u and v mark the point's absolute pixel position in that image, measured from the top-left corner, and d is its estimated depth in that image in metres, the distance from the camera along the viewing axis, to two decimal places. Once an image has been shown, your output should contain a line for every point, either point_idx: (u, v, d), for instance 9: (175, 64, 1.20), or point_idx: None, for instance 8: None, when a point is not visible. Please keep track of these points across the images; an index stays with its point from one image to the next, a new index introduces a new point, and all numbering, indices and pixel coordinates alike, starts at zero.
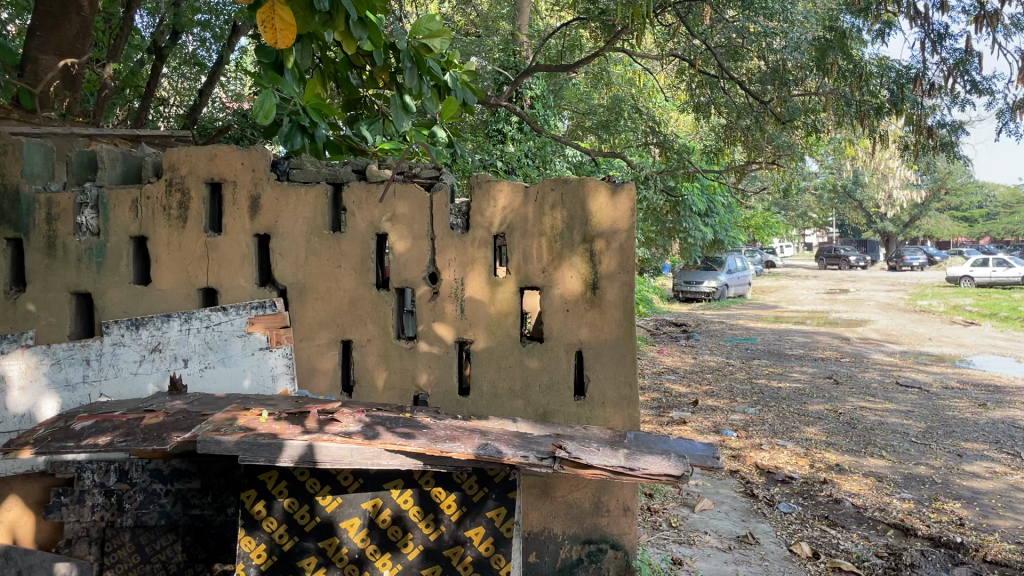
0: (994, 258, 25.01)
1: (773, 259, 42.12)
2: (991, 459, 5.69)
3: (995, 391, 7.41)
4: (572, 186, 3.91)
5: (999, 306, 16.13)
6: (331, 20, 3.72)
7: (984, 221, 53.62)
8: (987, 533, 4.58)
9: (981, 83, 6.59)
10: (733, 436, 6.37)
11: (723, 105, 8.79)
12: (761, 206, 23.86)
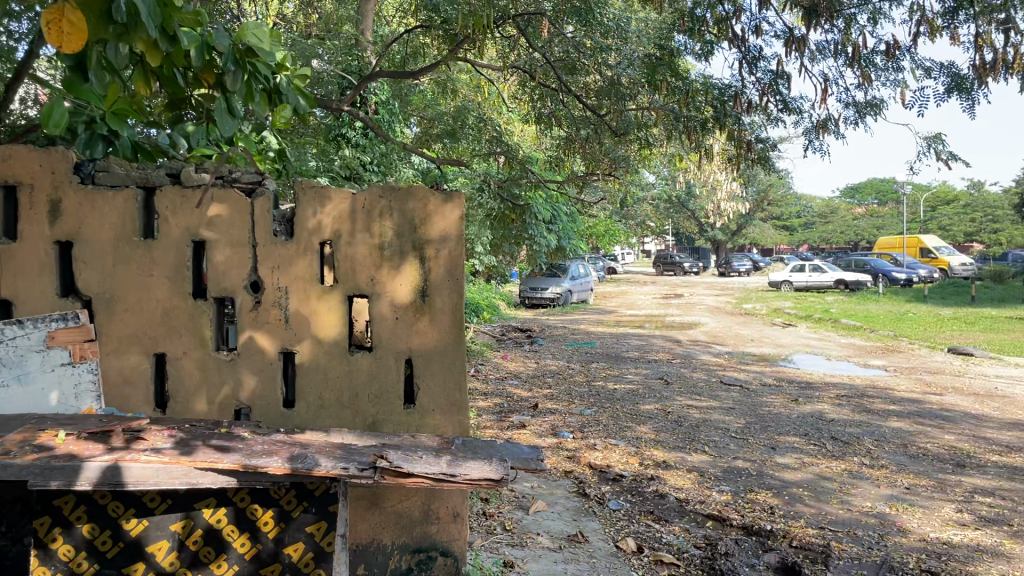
0: (809, 264, 27.18)
1: (616, 266, 43.84)
2: (799, 450, 6.14)
3: (805, 387, 8.02)
4: (401, 194, 3.91)
5: (813, 308, 17.52)
6: (127, 35, 3.46)
7: (803, 230, 58.22)
8: (794, 520, 4.93)
9: (791, 103, 7.15)
10: (569, 437, 6.56)
11: (563, 118, 9.11)
12: (603, 213, 24.77)
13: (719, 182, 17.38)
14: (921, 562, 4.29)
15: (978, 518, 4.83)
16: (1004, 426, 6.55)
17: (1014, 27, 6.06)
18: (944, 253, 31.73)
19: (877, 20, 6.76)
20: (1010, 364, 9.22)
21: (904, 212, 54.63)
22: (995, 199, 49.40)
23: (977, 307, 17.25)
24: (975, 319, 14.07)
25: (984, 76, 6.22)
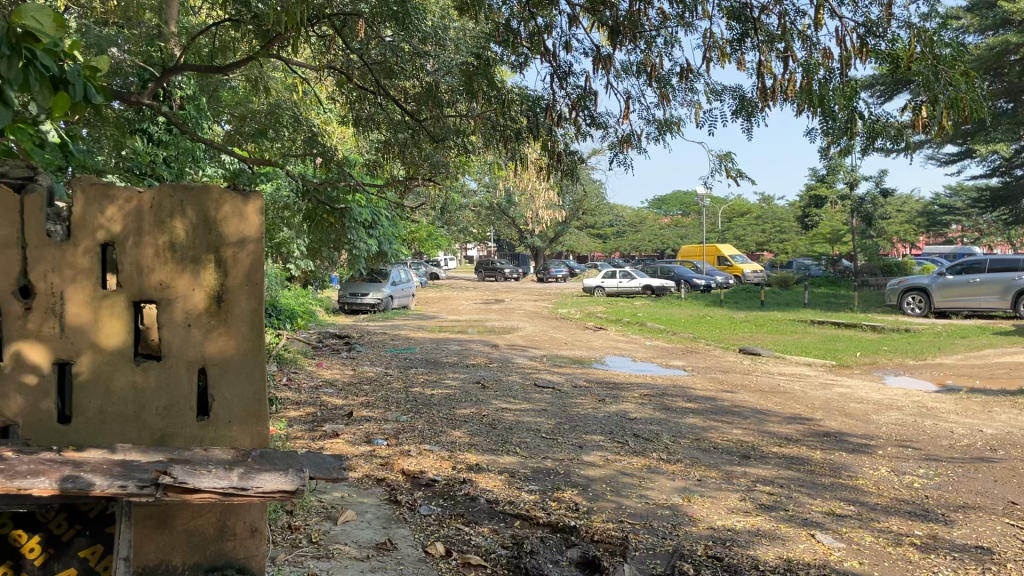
0: (620, 270, 28.62)
1: (437, 272, 44.19)
2: (604, 448, 6.43)
3: (613, 388, 8.42)
4: (195, 194, 3.61)
5: (623, 312, 18.49)
6: None
7: (615, 238, 61.37)
8: (596, 515, 5.15)
9: (597, 118, 7.53)
10: (383, 445, 6.50)
11: (381, 121, 9.05)
12: (425, 219, 24.85)
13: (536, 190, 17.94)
14: (708, 548, 4.60)
15: (759, 505, 5.25)
16: (783, 419, 7.18)
17: (791, 56, 6.68)
18: (739, 261, 34.48)
19: (674, 44, 7.23)
20: (791, 363, 10.14)
21: (705, 224, 58.88)
22: (782, 212, 54.44)
23: (765, 311, 18.90)
24: (763, 322, 15.38)
25: (765, 100, 6.81)
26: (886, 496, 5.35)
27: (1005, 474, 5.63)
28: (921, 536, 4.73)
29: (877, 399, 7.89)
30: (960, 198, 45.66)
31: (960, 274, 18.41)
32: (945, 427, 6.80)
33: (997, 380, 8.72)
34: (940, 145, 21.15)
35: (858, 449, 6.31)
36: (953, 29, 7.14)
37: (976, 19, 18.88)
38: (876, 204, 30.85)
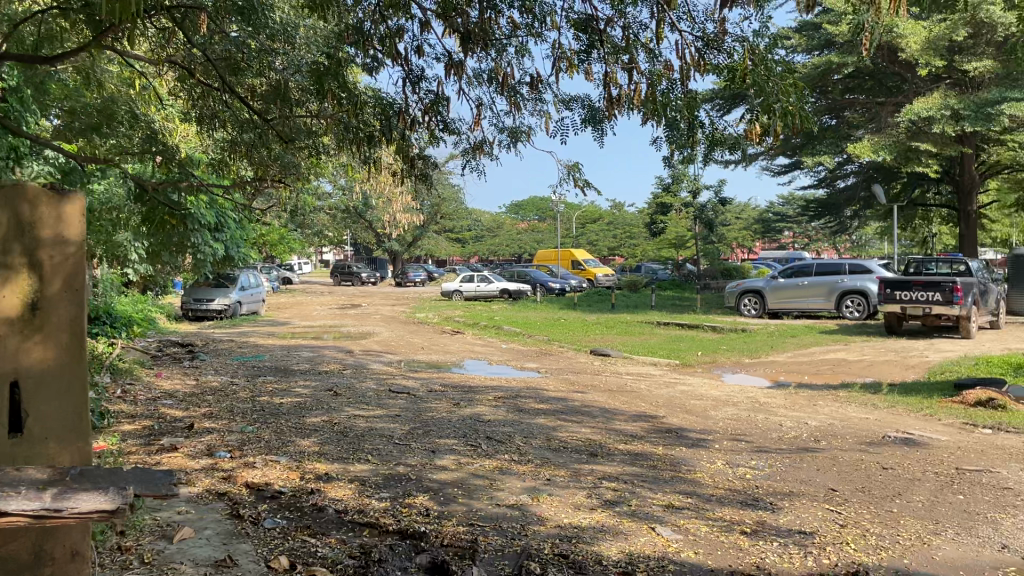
0: (479, 274, 28.73)
1: (290, 276, 43.00)
2: (457, 452, 6.44)
3: (467, 391, 8.47)
4: (4, 191, 3.15)
5: (480, 316, 18.65)
6: None
7: (473, 243, 61.98)
8: (446, 519, 5.14)
9: (451, 123, 7.57)
10: (226, 457, 6.24)
11: (227, 119, 8.67)
12: (276, 222, 24.12)
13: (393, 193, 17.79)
14: (554, 546, 4.69)
15: (604, 502, 5.41)
16: (630, 417, 7.46)
17: (635, 68, 6.95)
18: (592, 266, 35.63)
19: (523, 53, 7.39)
20: (638, 363, 10.54)
21: (561, 228, 60.49)
22: (633, 218, 56.86)
23: (616, 313, 19.62)
24: (614, 324, 15.92)
25: (611, 109, 7.05)
26: (721, 488, 5.64)
27: (826, 463, 6.08)
28: (751, 524, 5.02)
29: (716, 396, 8.33)
30: (790, 207, 49.25)
31: (790, 278, 19.81)
32: (775, 420, 7.26)
33: (822, 375, 9.42)
34: (773, 156, 22.65)
35: (697, 444, 6.63)
36: (781, 47, 7.64)
37: (804, 40, 20.32)
38: (718, 212, 32.71)
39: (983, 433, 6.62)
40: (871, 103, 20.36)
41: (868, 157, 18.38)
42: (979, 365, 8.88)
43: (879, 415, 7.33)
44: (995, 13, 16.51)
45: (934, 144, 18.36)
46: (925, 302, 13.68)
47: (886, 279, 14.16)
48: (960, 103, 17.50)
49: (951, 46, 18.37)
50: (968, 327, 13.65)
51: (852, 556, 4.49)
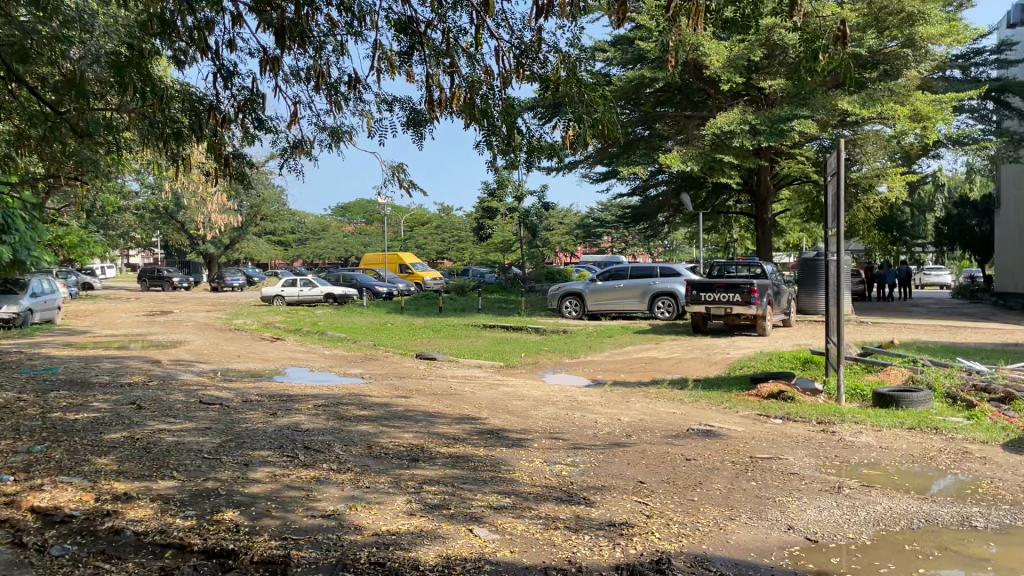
0: (301, 278, 28.02)
1: (91, 281, 39.92)
2: (272, 464, 6.19)
3: (285, 400, 8.18)
4: None
5: (301, 321, 18.14)
6: None
7: (296, 245, 60.39)
8: (257, 535, 4.91)
9: (265, 122, 7.29)
10: (8, 481, 5.66)
11: (12, 111, 7.89)
12: (73, 222, 22.26)
13: (203, 193, 16.87)
14: (370, 555, 4.60)
15: (422, 506, 5.38)
16: (452, 420, 7.49)
17: (457, 72, 6.99)
18: (420, 269, 35.75)
19: (342, 52, 7.25)
20: (462, 366, 10.62)
21: (388, 232, 60.25)
22: (460, 223, 57.74)
23: (442, 316, 19.73)
24: (440, 327, 15.98)
25: (431, 111, 7.04)
26: (537, 485, 5.77)
27: (635, 456, 6.37)
28: (565, 519, 5.16)
29: (536, 396, 8.54)
30: (610, 212, 51.55)
31: (608, 280, 20.66)
32: (590, 418, 7.53)
33: (636, 373, 9.88)
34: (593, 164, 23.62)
35: (516, 443, 6.76)
36: (593, 60, 7.94)
37: (618, 53, 21.24)
38: (541, 217, 33.67)
39: (775, 423, 7.20)
40: (680, 116, 21.68)
41: (678, 166, 19.51)
42: (772, 361, 9.66)
43: (685, 410, 7.79)
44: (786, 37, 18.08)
45: (735, 156, 19.83)
46: (727, 303, 14.71)
47: (692, 281, 15.09)
48: (757, 119, 19.05)
49: (749, 65, 19.94)
50: (763, 325, 14.80)
51: (656, 545, 4.72)
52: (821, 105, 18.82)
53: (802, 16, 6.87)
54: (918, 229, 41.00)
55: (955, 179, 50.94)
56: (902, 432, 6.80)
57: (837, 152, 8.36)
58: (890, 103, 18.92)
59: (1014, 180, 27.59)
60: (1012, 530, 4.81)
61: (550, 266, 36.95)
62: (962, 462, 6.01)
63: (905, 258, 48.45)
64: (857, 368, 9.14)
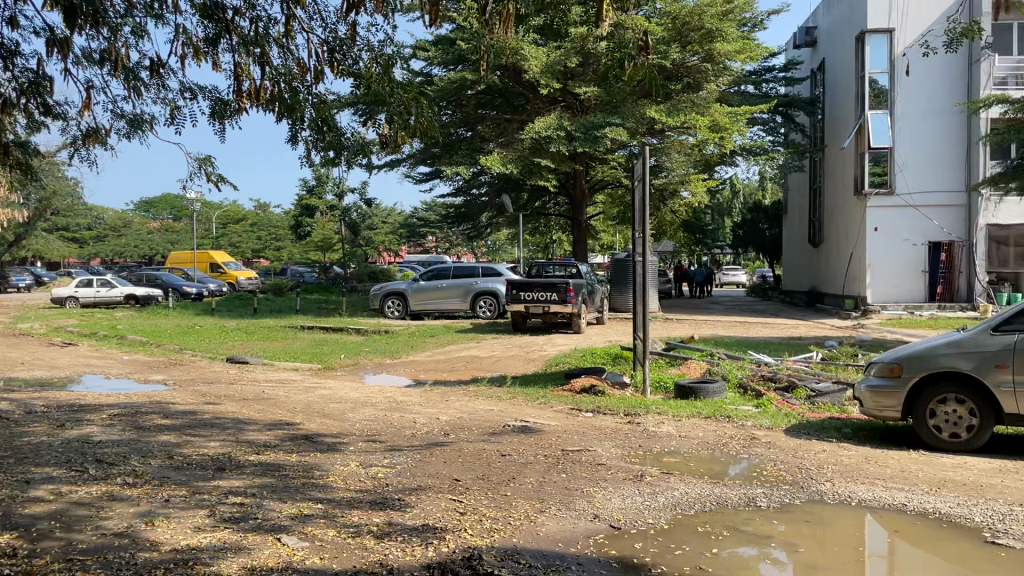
0: (98, 278, 25.97)
1: None
2: (58, 480, 5.68)
3: (76, 411, 7.54)
4: None
5: (97, 325, 16.81)
6: None
7: (94, 242, 55.99)
8: (38, 557, 4.48)
9: (53, 106, 6.70)
10: None
11: None
12: None
13: None
14: (167, 571, 4.31)
15: (226, 518, 5.12)
16: (263, 426, 7.21)
17: (267, 63, 6.72)
18: (234, 268, 34.24)
19: (140, 34, 6.80)
20: (278, 369, 10.25)
21: (199, 230, 57.28)
22: (277, 221, 55.91)
23: (257, 318, 18.98)
24: (253, 329, 15.35)
25: (240, 101, 6.74)
26: (350, 490, 5.67)
27: (452, 455, 6.41)
28: (378, 523, 5.09)
29: (353, 398, 8.39)
30: (431, 211, 51.66)
31: (430, 280, 20.70)
32: (408, 418, 7.50)
33: (456, 372, 9.95)
34: (415, 164, 23.61)
35: (331, 448, 6.62)
36: (408, 57, 7.92)
37: (440, 53, 21.42)
38: (363, 215, 33.22)
39: (586, 417, 7.49)
40: (501, 118, 22.11)
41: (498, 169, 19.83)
42: (585, 357, 10.04)
43: (502, 407, 7.93)
44: (598, 47, 18.89)
45: (552, 160, 20.46)
46: (545, 301, 15.16)
47: (512, 281, 15.42)
48: (572, 125, 19.80)
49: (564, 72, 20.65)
50: (579, 323, 15.39)
51: (468, 542, 4.76)
52: (630, 113, 19.94)
53: (608, 24, 7.21)
54: (717, 231, 44.25)
55: (747, 185, 55.54)
56: (699, 421, 7.28)
57: (643, 159, 8.85)
58: (693, 114, 20.27)
59: (798, 188, 30.40)
60: (792, 507, 5.27)
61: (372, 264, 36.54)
62: (751, 447, 6.52)
63: (705, 258, 52.24)
64: (661, 362, 9.70)
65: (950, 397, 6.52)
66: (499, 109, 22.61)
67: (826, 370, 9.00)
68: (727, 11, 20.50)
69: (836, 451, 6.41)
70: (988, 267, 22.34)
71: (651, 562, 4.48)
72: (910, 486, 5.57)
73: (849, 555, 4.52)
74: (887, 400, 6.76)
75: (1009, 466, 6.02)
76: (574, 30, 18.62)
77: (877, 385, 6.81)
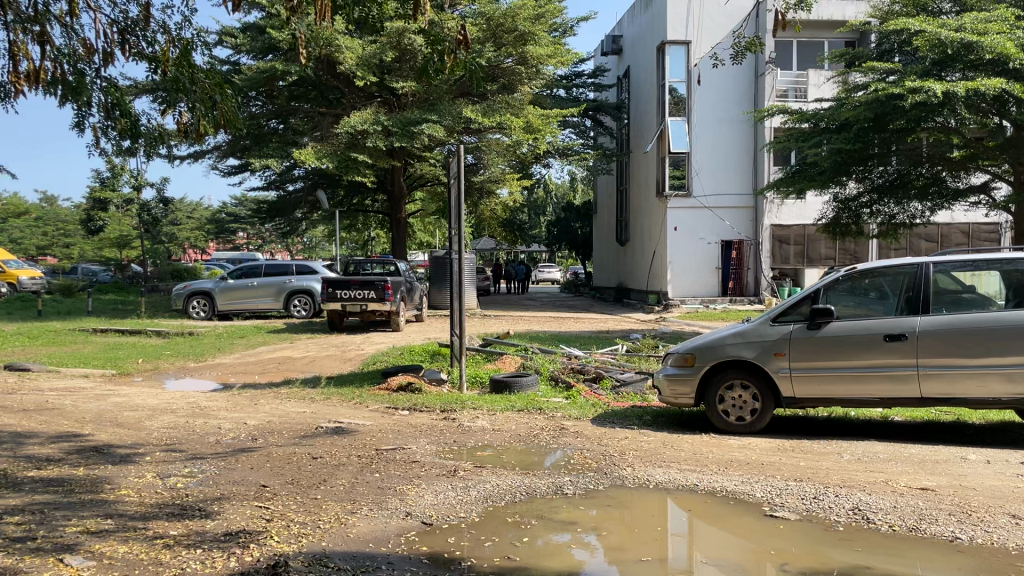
0: None
1: None
2: None
3: None
4: None
5: None
6: None
7: None
8: None
9: None
10: None
11: None
12: None
13: None
14: None
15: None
16: (46, 439, 6.60)
17: (48, 42, 6.15)
18: (15, 267, 31.08)
19: None
20: (65, 376, 9.43)
21: None
22: (67, 214, 51.33)
23: (44, 320, 17.33)
24: (36, 333, 13.98)
25: (18, 83, 6.14)
26: (146, 503, 5.31)
27: (259, 460, 6.17)
28: (175, 535, 4.80)
29: (152, 405, 7.87)
30: (240, 207, 49.20)
31: (239, 279, 19.82)
32: (213, 424, 7.14)
33: (267, 374, 9.59)
34: (223, 155, 22.52)
35: (124, 459, 6.17)
36: (210, 42, 7.53)
37: (248, 40, 20.51)
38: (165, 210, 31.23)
39: (402, 415, 7.46)
40: (314, 111, 21.47)
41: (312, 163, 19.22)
42: (403, 355, 10.02)
43: (314, 408, 7.73)
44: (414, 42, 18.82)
45: (369, 156, 20.17)
46: (363, 300, 14.96)
47: (328, 279, 15.08)
48: (389, 121, 19.69)
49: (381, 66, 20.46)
50: (397, 321, 15.32)
51: (274, 549, 4.59)
52: (447, 112, 20.09)
53: (423, 21, 7.20)
54: (533, 229, 45.50)
55: (559, 185, 57.60)
56: (512, 414, 7.46)
57: (459, 157, 8.94)
58: (508, 115, 20.76)
59: (608, 189, 31.90)
60: (596, 493, 5.51)
61: (176, 262, 34.31)
62: (561, 437, 6.76)
63: (522, 256, 53.68)
64: (478, 358, 9.85)
65: (737, 383, 7.09)
66: (313, 101, 22.04)
67: (631, 361, 9.51)
68: (538, 15, 21.14)
69: (637, 437, 6.79)
70: (772, 264, 24.37)
71: (461, 556, 4.53)
72: (703, 468, 5.99)
73: (649, 536, 4.78)
74: (682, 388, 7.24)
75: (786, 445, 6.63)
76: (389, 24, 18.50)
77: (673, 374, 7.28)
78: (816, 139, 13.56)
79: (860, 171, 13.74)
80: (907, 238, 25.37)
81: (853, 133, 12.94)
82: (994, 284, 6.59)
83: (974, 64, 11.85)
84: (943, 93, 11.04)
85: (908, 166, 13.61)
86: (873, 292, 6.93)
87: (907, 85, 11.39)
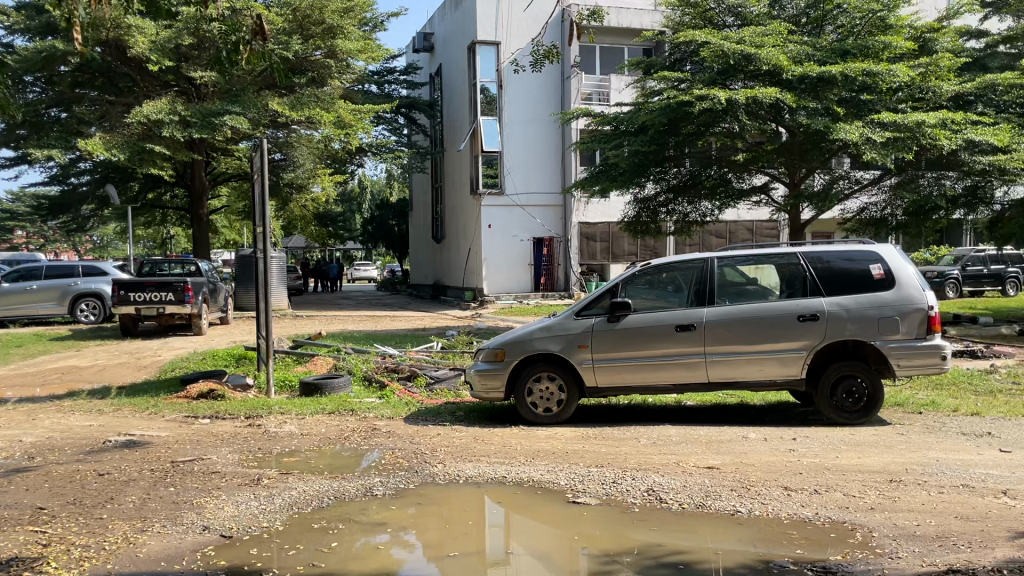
0: None
1: None
2: None
3: None
4: None
5: None
6: None
7: None
8: None
9: None
10: None
11: None
12: None
13: None
14: None
15: None
16: None
17: None
18: None
19: None
20: None
21: None
22: None
23: None
24: None
25: None
26: None
27: (37, 481, 5.63)
28: None
29: None
30: (16, 203, 44.53)
31: (16, 282, 18.05)
32: None
33: (49, 385, 8.80)
34: None
35: None
36: None
37: (22, 19, 18.70)
38: None
39: (202, 423, 7.09)
40: (102, 99, 19.89)
41: (100, 154, 17.80)
42: (205, 360, 9.53)
43: (104, 421, 7.18)
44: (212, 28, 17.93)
45: (165, 147, 18.96)
46: (160, 302, 14.08)
47: (119, 280, 14.05)
48: (188, 110, 18.61)
49: (179, 54, 19.36)
50: (199, 324, 14.56)
51: None
52: (252, 103, 19.36)
53: (218, 8, 6.85)
54: (350, 227, 44.73)
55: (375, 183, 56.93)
56: (322, 418, 7.29)
57: (261, 151, 8.61)
58: (316, 109, 20.35)
59: (424, 186, 31.93)
60: (406, 492, 5.49)
61: None
62: (371, 438, 6.69)
63: (337, 254, 52.63)
64: (287, 360, 9.54)
65: (544, 375, 7.31)
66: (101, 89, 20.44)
67: (444, 358, 9.57)
68: (348, 9, 20.84)
69: (448, 434, 6.83)
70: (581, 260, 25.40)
71: (263, 567, 4.36)
72: (511, 460, 6.12)
73: (457, 532, 4.81)
74: (492, 382, 7.36)
75: (590, 433, 6.92)
76: (184, 9, 17.49)
77: (484, 369, 7.38)
78: (617, 142, 14.23)
79: (657, 172, 14.58)
80: (702, 233, 27.26)
81: (649, 135, 13.66)
82: (772, 276, 7.21)
83: (753, 74, 12.96)
84: (726, 100, 11.93)
85: (700, 167, 14.77)
86: (670, 285, 7.37)
87: (695, 93, 12.12)
